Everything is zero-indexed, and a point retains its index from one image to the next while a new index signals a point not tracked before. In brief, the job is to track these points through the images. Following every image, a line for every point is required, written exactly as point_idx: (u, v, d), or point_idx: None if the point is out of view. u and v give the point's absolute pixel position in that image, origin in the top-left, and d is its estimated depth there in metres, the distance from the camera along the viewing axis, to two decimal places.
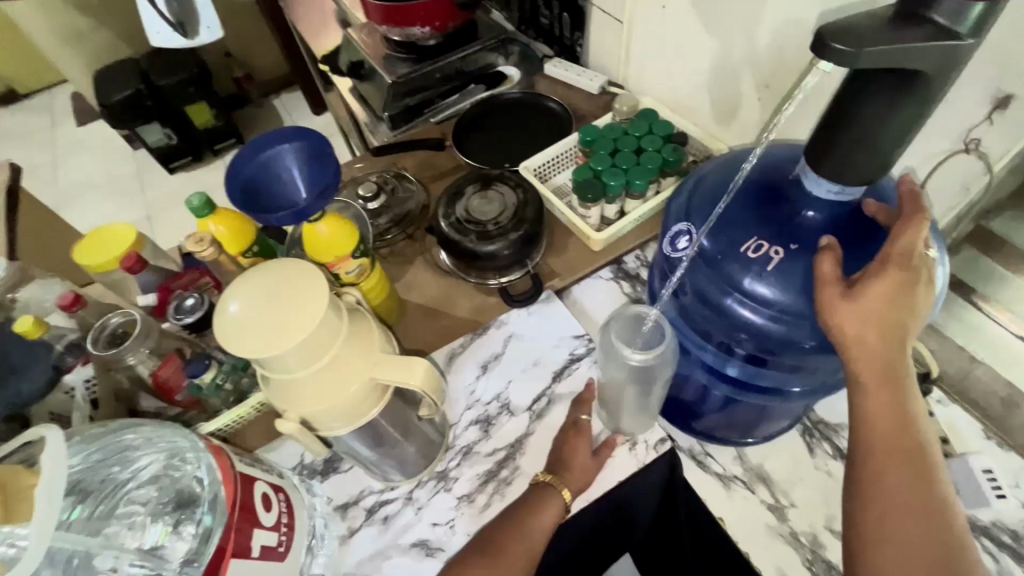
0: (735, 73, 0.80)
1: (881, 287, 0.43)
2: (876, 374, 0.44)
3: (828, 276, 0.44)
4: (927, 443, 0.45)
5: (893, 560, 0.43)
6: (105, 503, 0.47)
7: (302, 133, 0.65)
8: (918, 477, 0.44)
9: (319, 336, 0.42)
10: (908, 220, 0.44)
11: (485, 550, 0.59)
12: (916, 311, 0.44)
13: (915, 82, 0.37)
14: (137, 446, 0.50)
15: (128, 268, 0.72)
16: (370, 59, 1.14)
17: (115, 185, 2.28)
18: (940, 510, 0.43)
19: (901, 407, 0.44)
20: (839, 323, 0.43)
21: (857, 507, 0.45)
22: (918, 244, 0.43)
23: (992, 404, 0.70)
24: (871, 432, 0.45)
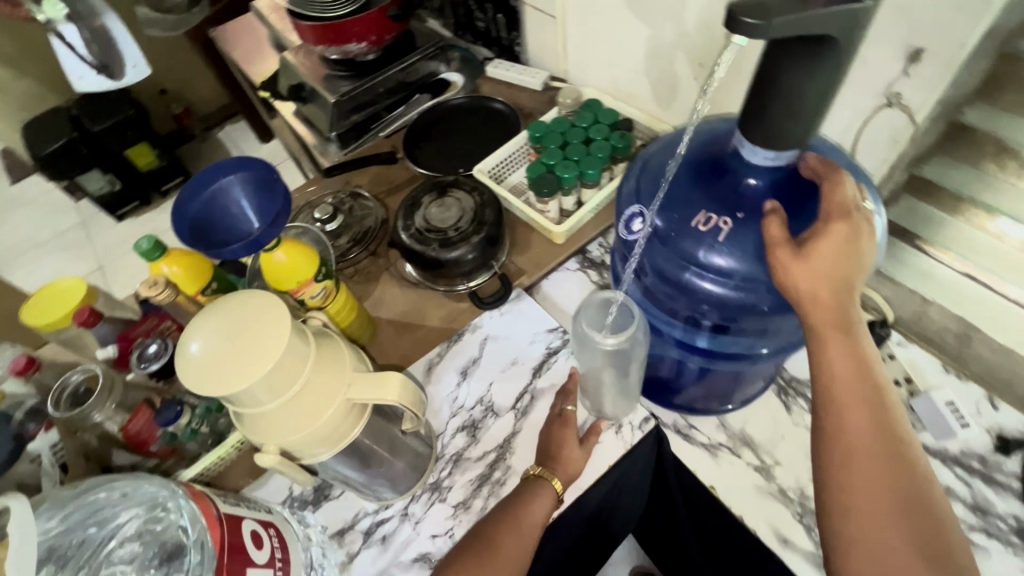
0: (669, 55, 0.83)
1: (827, 242, 0.45)
2: (831, 324, 0.45)
3: (777, 238, 0.46)
4: (885, 387, 0.46)
5: (863, 505, 0.43)
6: (86, 568, 0.46)
7: (246, 162, 0.64)
8: (879, 421, 0.44)
9: (289, 362, 0.42)
10: (840, 179, 0.47)
11: (476, 546, 0.58)
12: (861, 261, 0.45)
13: (826, 47, 0.39)
14: (112, 503, 0.49)
15: (82, 322, 0.70)
16: (309, 81, 1.13)
17: (60, 240, 2.19)
18: (903, 451, 0.44)
19: (857, 353, 0.45)
20: (792, 280, 0.45)
21: (823, 456, 0.46)
22: (851, 200, 0.46)
23: (946, 339, 0.75)
24: (831, 381, 0.46)
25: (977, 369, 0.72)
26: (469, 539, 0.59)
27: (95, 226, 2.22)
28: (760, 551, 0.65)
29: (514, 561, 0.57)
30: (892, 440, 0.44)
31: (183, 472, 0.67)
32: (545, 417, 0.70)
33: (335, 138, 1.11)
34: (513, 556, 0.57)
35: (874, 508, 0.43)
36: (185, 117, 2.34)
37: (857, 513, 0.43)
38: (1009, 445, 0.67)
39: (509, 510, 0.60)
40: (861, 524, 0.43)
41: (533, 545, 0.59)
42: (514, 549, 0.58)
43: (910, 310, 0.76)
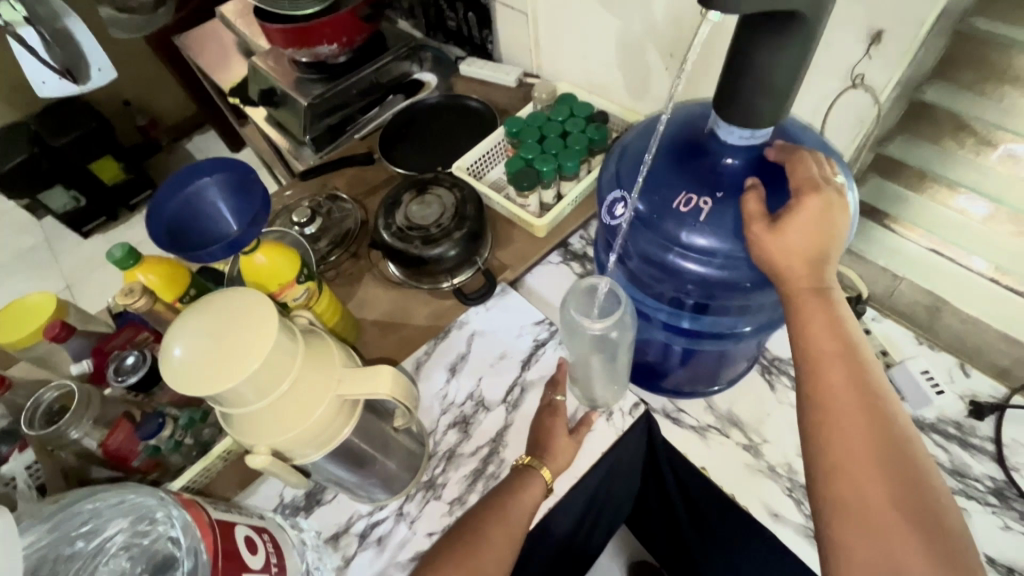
0: (640, 47, 0.84)
1: (800, 215, 0.46)
2: (807, 289, 0.47)
3: (755, 214, 0.48)
4: (863, 348, 0.47)
5: (846, 462, 0.43)
6: None
7: (222, 163, 0.63)
8: (858, 380, 0.45)
9: (277, 360, 0.41)
10: (807, 157, 0.49)
11: (468, 539, 0.57)
12: (834, 231, 0.47)
13: (795, 25, 0.40)
14: (95, 516, 0.47)
15: (53, 337, 0.68)
16: (280, 84, 1.11)
17: (23, 260, 2.10)
18: (884, 409, 0.44)
19: (833, 316, 0.46)
20: (768, 253, 0.47)
21: (806, 418, 0.46)
22: (818, 174, 0.48)
23: (917, 312, 0.78)
24: (810, 343, 0.47)
25: (948, 339, 0.75)
26: (458, 527, 0.59)
27: (59, 244, 2.15)
28: (753, 528, 0.67)
29: (501, 556, 0.57)
30: (872, 398, 0.45)
31: (171, 484, 0.66)
32: (538, 407, 0.70)
33: (309, 142, 1.09)
34: (500, 550, 0.57)
35: (857, 464, 0.43)
36: (151, 129, 2.28)
37: (841, 471, 0.43)
38: (982, 410, 0.70)
39: (497, 502, 0.60)
40: (845, 482, 0.43)
41: (521, 535, 0.59)
42: (503, 541, 0.58)
43: (882, 286, 0.79)
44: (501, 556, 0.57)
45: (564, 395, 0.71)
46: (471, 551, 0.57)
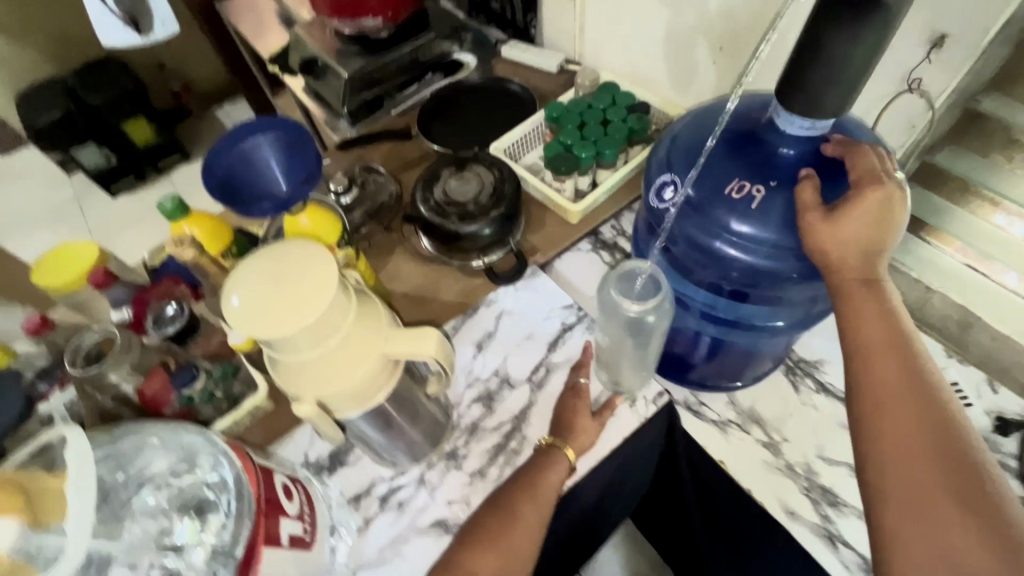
0: (690, 40, 0.83)
1: (858, 208, 0.48)
2: (855, 280, 0.49)
3: (809, 204, 0.49)
4: (913, 338, 0.49)
5: (893, 445, 0.46)
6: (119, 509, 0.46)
7: (276, 122, 0.65)
8: (906, 368, 0.48)
9: (332, 314, 0.42)
10: (868, 151, 0.50)
11: (498, 515, 0.59)
12: (890, 226, 0.49)
13: (873, 14, 0.39)
14: (148, 450, 0.50)
15: (96, 284, 0.70)
16: (322, 54, 1.10)
17: (53, 214, 2.14)
18: (934, 396, 0.47)
19: (882, 306, 0.49)
20: (821, 243, 0.48)
21: (854, 403, 0.49)
22: (879, 167, 0.48)
23: (948, 326, 0.77)
24: (857, 331, 0.49)
25: (978, 354, 0.75)
26: (485, 508, 0.60)
27: (87, 201, 2.18)
28: (769, 525, 0.67)
29: (529, 534, 0.58)
30: (921, 386, 0.47)
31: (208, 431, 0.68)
32: (564, 388, 0.71)
33: (347, 114, 1.10)
34: (531, 525, 0.58)
35: (905, 448, 0.45)
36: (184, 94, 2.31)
37: (888, 453, 0.46)
38: (1008, 426, 0.69)
39: (525, 480, 0.61)
40: (891, 463, 0.45)
41: (549, 512, 0.60)
42: (531, 520, 0.59)
43: (915, 297, 0.78)
44: (519, 535, 0.58)
45: (588, 379, 0.72)
46: (497, 522, 0.58)
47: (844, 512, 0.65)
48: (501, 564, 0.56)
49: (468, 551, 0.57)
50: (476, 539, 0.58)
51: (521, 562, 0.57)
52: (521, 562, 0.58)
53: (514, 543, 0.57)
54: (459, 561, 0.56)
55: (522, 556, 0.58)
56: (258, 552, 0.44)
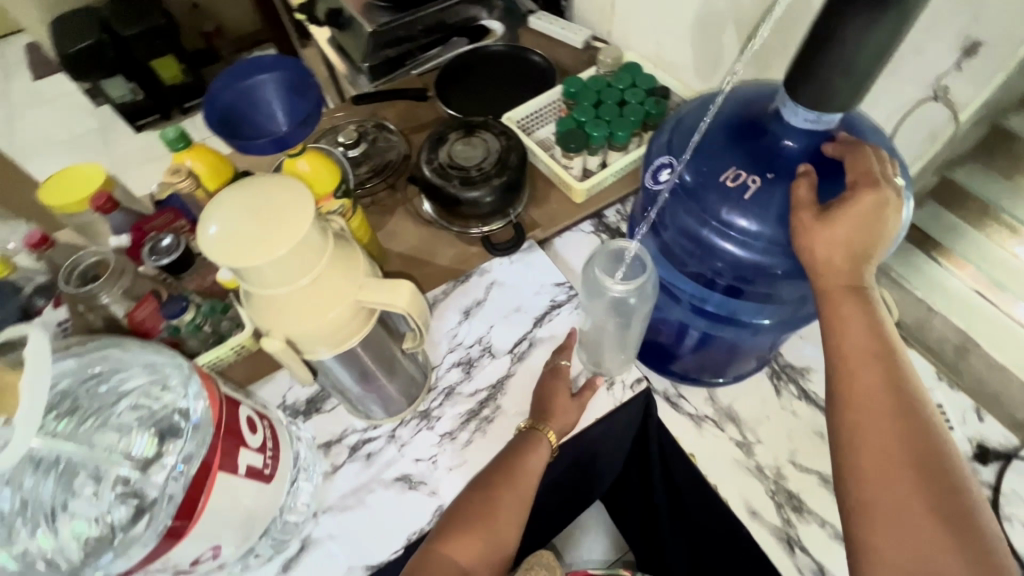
0: (718, 26, 0.81)
1: (851, 211, 0.47)
2: (843, 287, 0.48)
3: (804, 202, 0.48)
4: (898, 351, 0.48)
5: (876, 461, 0.44)
6: (89, 418, 0.47)
7: (282, 62, 0.66)
8: (890, 381, 0.46)
9: (305, 252, 0.42)
10: (870, 152, 0.48)
11: (477, 501, 0.58)
12: (882, 231, 0.48)
13: (892, 2, 0.38)
14: (126, 366, 0.51)
15: (98, 207, 0.69)
16: (347, 6, 1.07)
17: (77, 142, 2.17)
18: (918, 411, 0.45)
19: (867, 316, 0.48)
20: (811, 243, 0.47)
21: (836, 416, 0.48)
22: (876, 169, 0.47)
23: (944, 349, 0.75)
24: (841, 341, 0.48)
25: (969, 381, 0.73)
26: (471, 492, 0.60)
27: (111, 133, 2.20)
28: (730, 524, 0.67)
29: (515, 514, 0.59)
30: (905, 400, 0.46)
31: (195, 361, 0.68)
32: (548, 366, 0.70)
33: (367, 70, 1.10)
34: (515, 507, 0.59)
35: (888, 464, 0.44)
36: (214, 37, 2.31)
37: (868, 469, 0.44)
38: (988, 455, 0.68)
39: (509, 462, 0.61)
40: (874, 480, 0.44)
41: (533, 493, 0.61)
42: (514, 504, 0.59)
43: (915, 317, 0.76)
44: (506, 516, 0.58)
45: (569, 361, 0.71)
46: (480, 499, 0.59)
47: (806, 519, 0.65)
48: (481, 549, 0.57)
49: (448, 533, 0.57)
50: (462, 521, 0.58)
51: (505, 545, 0.58)
52: (503, 545, 0.58)
53: (499, 528, 0.58)
54: (439, 551, 0.55)
55: (505, 538, 0.58)
56: (210, 481, 0.44)
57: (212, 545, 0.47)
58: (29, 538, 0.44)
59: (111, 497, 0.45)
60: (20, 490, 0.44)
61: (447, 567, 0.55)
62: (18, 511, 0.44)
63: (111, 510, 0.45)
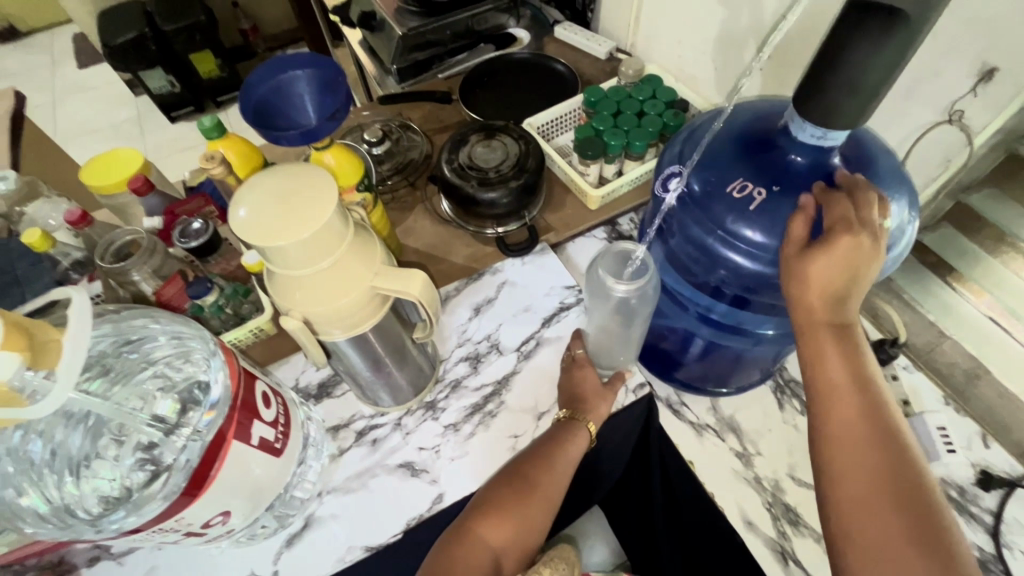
0: (740, 42, 0.82)
1: (831, 253, 0.47)
2: (823, 323, 0.49)
3: (797, 240, 0.49)
4: (876, 384, 0.49)
5: (854, 491, 0.45)
6: (119, 380, 0.51)
7: (316, 60, 0.69)
8: (867, 414, 0.47)
9: (328, 236, 0.44)
10: (848, 198, 0.49)
11: (514, 483, 0.60)
12: (861, 273, 0.48)
13: (898, 23, 0.39)
14: (154, 335, 0.54)
15: (135, 189, 0.73)
16: (381, 10, 1.11)
17: (115, 129, 2.26)
18: (896, 443, 0.46)
19: (845, 350, 0.49)
20: (793, 276, 0.49)
21: (816, 448, 0.49)
22: (852, 213, 0.48)
23: (953, 374, 0.73)
24: (820, 375, 0.49)
25: (979, 408, 0.71)
26: (504, 474, 0.61)
27: (148, 122, 2.29)
28: (726, 533, 0.66)
29: (548, 502, 0.60)
30: (883, 432, 0.46)
31: (222, 336, 0.71)
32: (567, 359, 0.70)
33: (395, 72, 1.13)
34: (548, 495, 0.60)
35: (865, 494, 0.45)
36: (251, 34, 2.39)
37: (848, 499, 0.45)
38: (990, 482, 0.66)
39: (545, 453, 0.62)
40: (852, 509, 0.45)
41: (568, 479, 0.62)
42: (549, 490, 0.60)
43: (925, 340, 0.76)
44: (542, 497, 0.60)
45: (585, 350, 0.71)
46: (514, 487, 0.59)
47: (803, 533, 0.64)
48: (514, 532, 0.58)
49: (485, 516, 0.58)
50: (494, 505, 0.58)
51: (539, 526, 0.60)
52: (536, 526, 0.60)
53: (533, 514, 0.59)
54: (475, 532, 0.57)
55: (538, 520, 0.60)
56: (224, 449, 0.47)
57: (223, 510, 0.49)
58: (52, 489, 0.47)
59: (131, 461, 0.49)
60: (51, 442, 0.48)
61: (481, 550, 0.56)
62: (46, 462, 0.47)
63: (131, 473, 0.49)
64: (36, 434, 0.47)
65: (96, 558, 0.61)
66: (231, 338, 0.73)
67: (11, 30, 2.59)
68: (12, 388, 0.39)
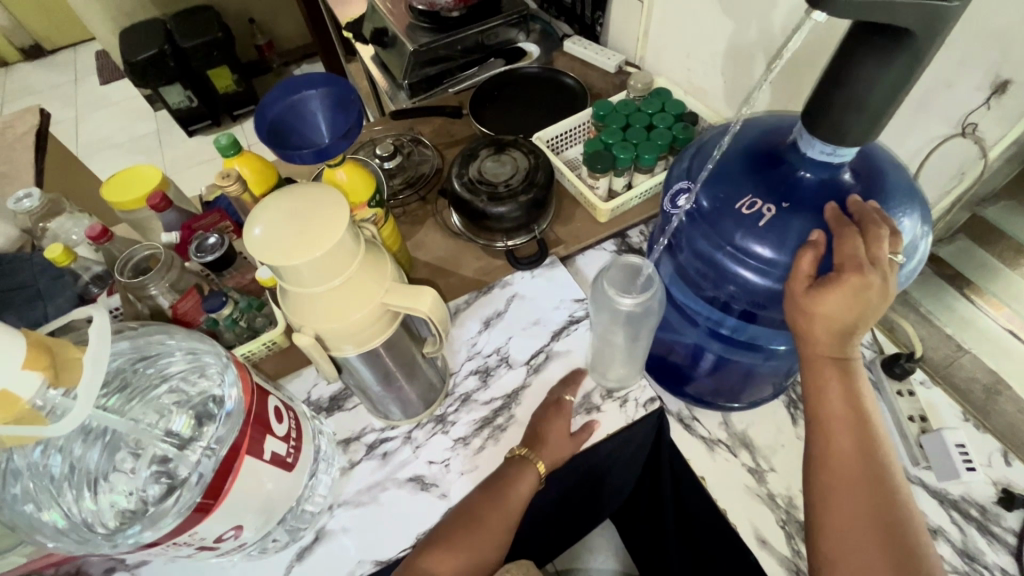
0: (749, 55, 0.82)
1: (837, 292, 0.46)
2: (827, 357, 0.49)
3: (802, 272, 0.48)
4: (873, 421, 0.49)
5: (845, 526, 0.46)
6: (136, 396, 0.52)
7: (330, 80, 0.71)
8: (863, 451, 0.48)
9: (337, 255, 0.45)
10: (858, 233, 0.47)
11: (462, 520, 0.60)
12: (869, 312, 0.47)
13: (903, 43, 0.39)
14: (171, 351, 0.55)
15: (154, 205, 0.74)
16: (393, 26, 1.14)
17: (134, 143, 2.31)
18: (888, 480, 0.47)
19: (848, 387, 0.49)
20: (797, 313, 0.49)
21: (810, 480, 0.50)
22: (863, 254, 0.46)
23: (972, 390, 0.72)
24: (821, 409, 0.50)
25: (999, 424, 0.69)
26: (454, 514, 0.61)
27: (166, 136, 2.34)
28: (739, 550, 0.65)
29: (496, 538, 0.60)
30: (875, 470, 0.47)
31: (235, 350, 0.72)
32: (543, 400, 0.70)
33: (406, 86, 1.15)
34: (495, 532, 0.60)
35: (853, 529, 0.46)
36: (266, 50, 2.44)
37: (838, 533, 0.46)
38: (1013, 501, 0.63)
39: (495, 489, 0.62)
40: (842, 542, 0.46)
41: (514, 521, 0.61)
42: (498, 527, 0.60)
43: (943, 354, 0.74)
44: (488, 536, 0.60)
45: (573, 397, 0.71)
46: (461, 523, 0.60)
47: None
48: (461, 566, 0.58)
49: (432, 550, 0.58)
50: (444, 537, 0.59)
51: (488, 561, 0.60)
52: (483, 560, 0.60)
53: (481, 547, 0.59)
54: (420, 566, 0.57)
55: (487, 556, 0.60)
56: (237, 464, 0.47)
57: (236, 524, 0.50)
58: (72, 503, 0.48)
59: (147, 474, 0.50)
60: (70, 457, 0.49)
61: None
62: (65, 476, 0.48)
63: (147, 486, 0.49)
64: (55, 449, 0.48)
65: (112, 569, 0.61)
66: (243, 352, 0.74)
67: (35, 48, 2.67)
68: (33, 406, 0.40)
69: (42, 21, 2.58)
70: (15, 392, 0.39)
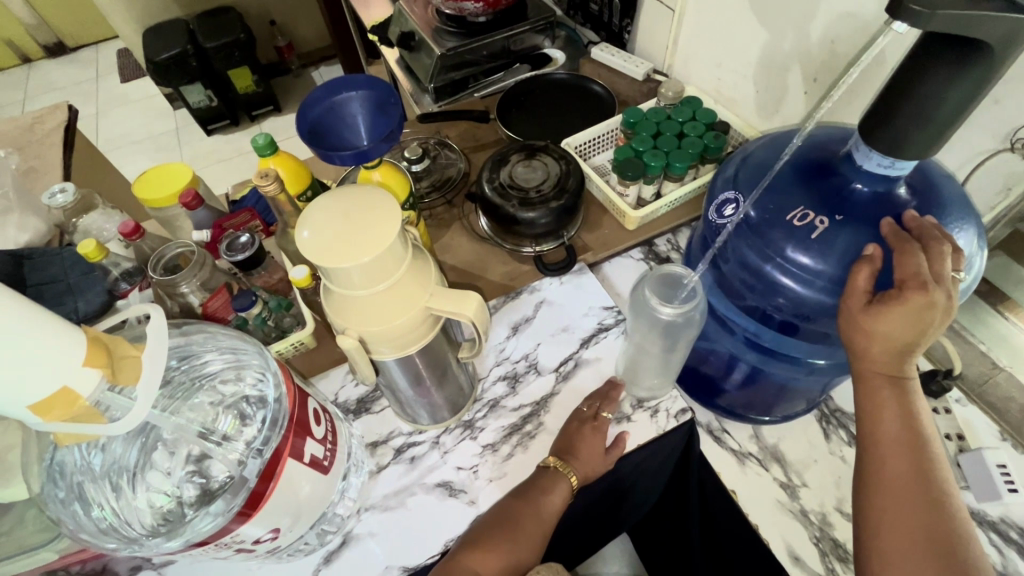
0: (784, 65, 0.81)
1: (897, 309, 0.46)
2: (883, 375, 0.49)
3: (858, 288, 0.48)
4: (931, 444, 0.48)
5: (896, 545, 0.46)
6: (177, 393, 0.51)
7: (370, 83, 0.71)
8: (919, 473, 0.47)
9: (386, 260, 0.45)
10: (918, 248, 0.47)
11: (501, 526, 0.59)
12: (929, 331, 0.47)
13: (976, 57, 0.39)
14: (208, 348, 0.54)
15: (186, 204, 0.74)
16: (419, 30, 1.14)
17: (154, 141, 2.33)
18: (946, 502, 0.46)
19: (904, 405, 0.49)
20: (852, 329, 0.49)
21: (862, 497, 0.49)
22: (926, 271, 0.46)
23: (1010, 409, 0.69)
24: (876, 426, 0.50)
25: None
26: (491, 519, 0.60)
27: (186, 134, 2.36)
28: (771, 565, 0.64)
29: (533, 543, 0.59)
30: (933, 490, 0.46)
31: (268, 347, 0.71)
32: (573, 413, 0.68)
33: (431, 90, 1.14)
34: (531, 537, 0.59)
35: (908, 550, 0.45)
36: (286, 52, 2.46)
37: (890, 555, 0.46)
38: None
39: (530, 495, 0.61)
40: (893, 563, 0.45)
41: (548, 530, 0.61)
42: (534, 533, 0.59)
43: (979, 371, 0.73)
44: (525, 544, 0.59)
45: (612, 415, 0.68)
46: (495, 531, 0.59)
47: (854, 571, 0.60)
48: (500, 565, 0.57)
49: (470, 548, 0.57)
50: (480, 539, 0.58)
51: (524, 562, 0.59)
52: (520, 565, 0.59)
53: (520, 551, 0.58)
54: (461, 563, 0.56)
55: (522, 558, 0.59)
56: (281, 467, 0.47)
57: (272, 527, 0.49)
58: (113, 500, 0.48)
59: (181, 473, 0.51)
60: (111, 456, 0.49)
61: None
62: (107, 474, 0.48)
63: (181, 487, 0.50)
64: (98, 448, 0.48)
65: (138, 567, 0.61)
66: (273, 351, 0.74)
67: (60, 46, 2.71)
68: (92, 404, 0.41)
69: (67, 18, 2.61)
70: (75, 390, 0.40)
